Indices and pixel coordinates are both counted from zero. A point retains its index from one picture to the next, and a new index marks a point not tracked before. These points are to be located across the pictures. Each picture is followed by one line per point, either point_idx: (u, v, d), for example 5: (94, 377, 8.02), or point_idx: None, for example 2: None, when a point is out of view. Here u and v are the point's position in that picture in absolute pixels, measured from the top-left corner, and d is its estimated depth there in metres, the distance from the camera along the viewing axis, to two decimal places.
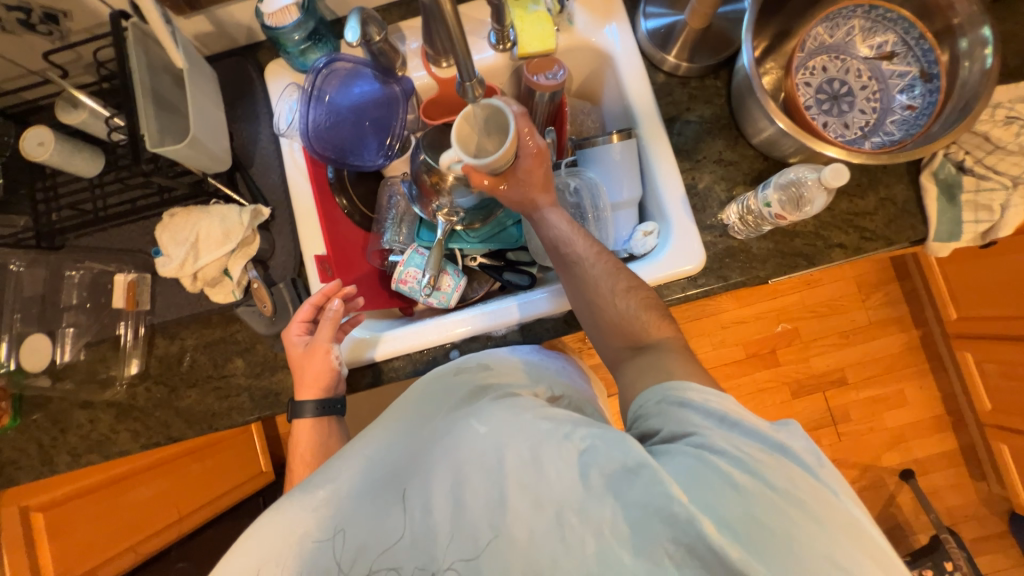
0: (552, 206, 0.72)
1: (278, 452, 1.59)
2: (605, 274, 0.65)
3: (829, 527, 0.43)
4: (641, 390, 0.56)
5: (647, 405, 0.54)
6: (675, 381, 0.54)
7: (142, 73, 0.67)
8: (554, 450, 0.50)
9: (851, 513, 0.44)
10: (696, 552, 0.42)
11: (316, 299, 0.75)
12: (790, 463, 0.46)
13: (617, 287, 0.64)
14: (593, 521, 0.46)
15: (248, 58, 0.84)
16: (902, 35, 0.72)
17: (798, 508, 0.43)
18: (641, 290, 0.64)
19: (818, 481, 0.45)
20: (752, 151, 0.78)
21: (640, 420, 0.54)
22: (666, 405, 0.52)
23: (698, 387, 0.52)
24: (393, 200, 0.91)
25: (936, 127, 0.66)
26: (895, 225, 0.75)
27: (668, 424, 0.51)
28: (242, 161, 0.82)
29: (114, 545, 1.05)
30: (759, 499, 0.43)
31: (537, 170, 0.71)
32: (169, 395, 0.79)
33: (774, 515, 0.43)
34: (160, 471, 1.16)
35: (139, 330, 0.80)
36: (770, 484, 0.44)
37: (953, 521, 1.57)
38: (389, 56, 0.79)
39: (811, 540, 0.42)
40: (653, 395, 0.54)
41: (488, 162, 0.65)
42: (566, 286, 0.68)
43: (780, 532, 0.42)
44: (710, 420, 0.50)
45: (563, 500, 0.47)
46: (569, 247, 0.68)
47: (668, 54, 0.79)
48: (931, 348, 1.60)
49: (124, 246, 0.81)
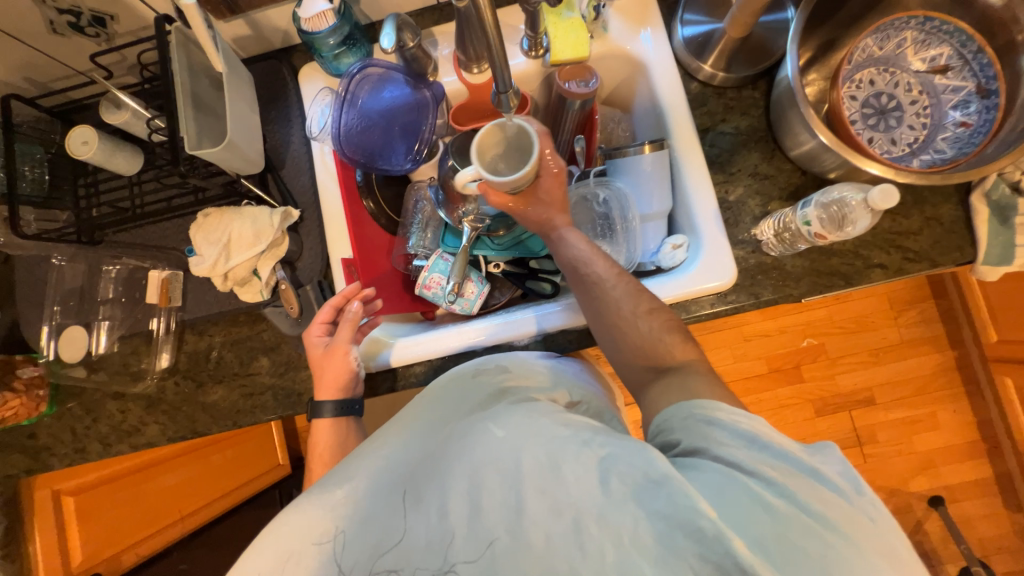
0: (570, 227, 0.71)
1: (295, 445, 1.61)
2: (626, 296, 0.63)
3: (865, 554, 0.40)
4: (666, 406, 0.54)
5: (672, 420, 0.52)
6: (702, 399, 0.52)
7: (183, 76, 0.69)
8: (571, 456, 0.48)
9: (887, 541, 0.42)
10: (723, 568, 0.40)
11: (337, 301, 0.76)
12: (821, 487, 0.43)
13: (638, 309, 0.62)
14: (613, 529, 0.44)
15: (283, 61, 0.85)
16: (958, 47, 0.68)
17: (832, 531, 0.41)
18: (663, 312, 0.62)
19: (853, 506, 0.43)
20: (789, 164, 0.75)
21: (662, 434, 0.52)
22: (692, 421, 0.50)
23: (728, 408, 0.50)
24: (419, 204, 0.91)
25: (992, 148, 0.63)
26: (940, 246, 0.71)
27: (691, 438, 0.49)
28: (274, 163, 0.84)
29: (138, 531, 1.11)
30: (792, 521, 0.41)
31: (556, 190, 0.72)
32: (196, 390, 0.81)
33: (808, 537, 0.40)
34: (183, 460, 1.18)
35: (170, 325, 0.82)
36: (802, 506, 0.42)
37: (985, 553, 1.50)
38: (422, 61, 0.79)
39: (847, 565, 0.40)
40: (679, 411, 0.52)
41: (509, 180, 0.64)
42: (584, 306, 0.66)
43: (814, 554, 0.40)
44: (736, 440, 0.47)
45: (581, 505, 0.45)
46: (588, 268, 0.66)
47: (704, 63, 0.77)
48: (967, 371, 1.53)
49: (159, 243, 0.83)
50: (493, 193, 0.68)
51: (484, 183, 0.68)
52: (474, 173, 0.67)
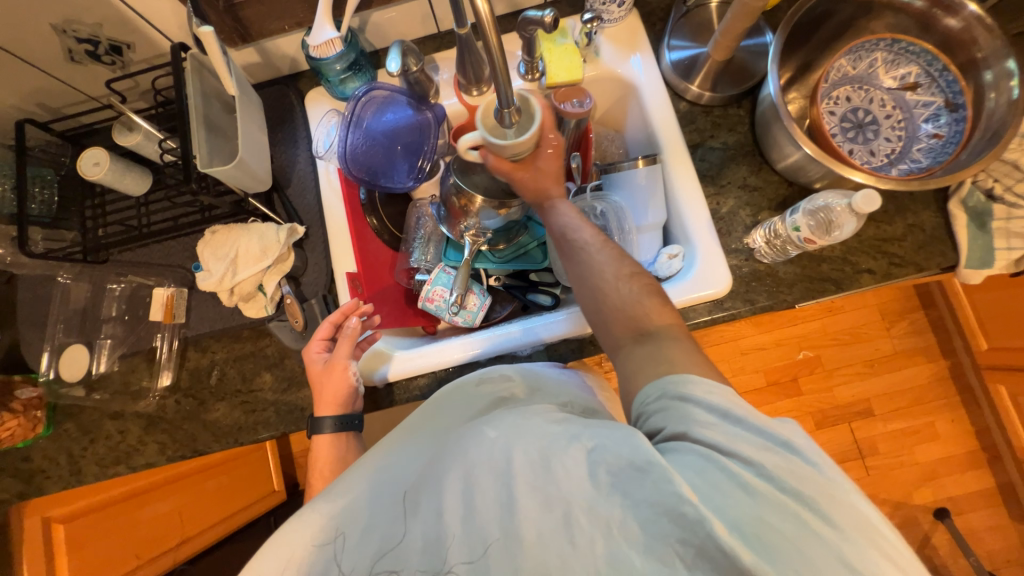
0: (563, 199, 0.73)
1: (291, 471, 1.58)
2: (609, 261, 0.65)
3: (841, 528, 0.41)
4: (643, 385, 0.54)
5: (649, 402, 0.52)
6: (676, 374, 0.52)
7: (196, 99, 0.71)
8: (561, 451, 0.48)
9: (862, 513, 0.42)
10: (705, 551, 0.40)
11: (336, 318, 0.76)
12: (797, 461, 0.44)
13: (621, 272, 0.63)
14: (602, 521, 0.44)
15: (290, 86, 0.89)
16: (925, 66, 0.74)
17: (808, 508, 0.42)
18: (644, 277, 0.63)
19: (827, 479, 0.43)
20: (776, 176, 0.79)
21: (642, 418, 0.52)
22: (667, 400, 0.50)
23: (699, 380, 0.50)
24: (421, 221, 0.93)
25: (964, 156, 0.67)
26: (924, 251, 0.74)
27: (671, 421, 0.48)
28: (280, 182, 0.86)
29: (129, 561, 1.04)
30: (769, 501, 0.42)
31: (553, 162, 0.73)
32: (197, 407, 0.81)
33: (783, 516, 0.41)
34: (174, 487, 1.15)
35: (173, 343, 0.82)
36: (779, 484, 0.43)
37: (995, 566, 1.48)
38: (424, 85, 0.84)
39: (821, 540, 0.40)
40: (654, 390, 0.52)
41: (513, 144, 0.64)
42: (569, 274, 0.68)
43: (791, 533, 0.41)
44: (711, 416, 0.48)
45: (572, 498, 0.45)
46: (575, 234, 0.69)
47: (691, 84, 0.81)
48: (961, 379, 1.55)
49: (165, 261, 0.84)
50: (492, 158, 0.69)
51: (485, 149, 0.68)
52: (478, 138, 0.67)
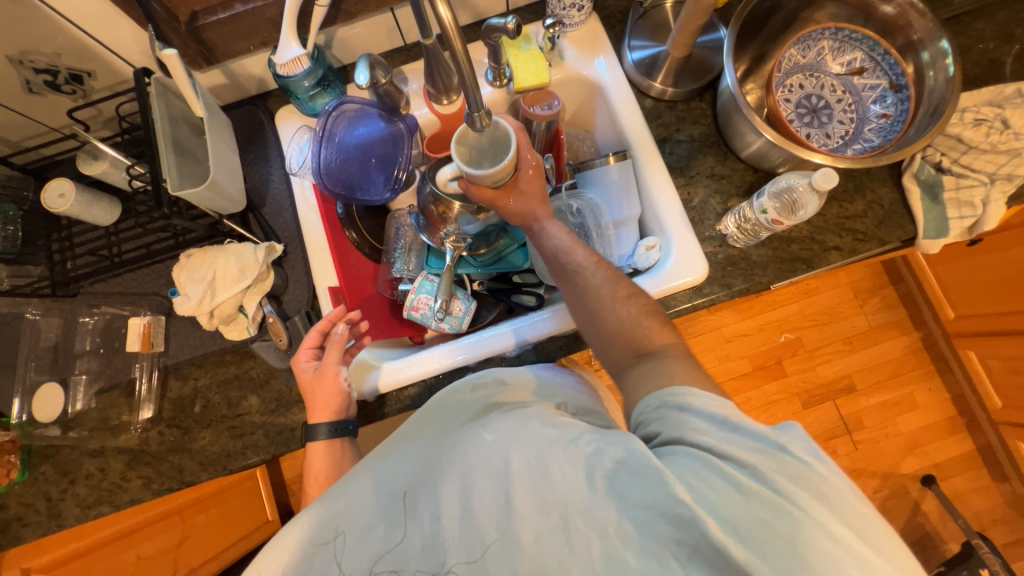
0: (551, 219, 0.74)
1: (284, 499, 1.53)
2: (606, 282, 0.65)
3: (835, 530, 0.40)
4: (641, 397, 0.55)
5: (647, 412, 0.53)
6: (672, 387, 0.53)
7: (163, 121, 0.71)
8: (559, 454, 0.48)
9: (854, 507, 0.43)
10: (700, 551, 0.40)
11: (322, 325, 0.76)
12: (789, 464, 0.44)
13: (617, 294, 0.64)
14: (598, 523, 0.44)
15: (259, 106, 0.89)
16: (869, 51, 0.78)
17: (802, 509, 0.41)
18: (641, 297, 0.64)
19: (820, 482, 0.44)
20: (742, 164, 0.82)
21: (640, 427, 0.53)
22: (666, 410, 0.51)
23: (698, 392, 0.51)
24: (401, 231, 0.94)
25: (912, 132, 0.71)
26: (885, 226, 0.78)
27: (668, 427, 0.49)
28: (255, 202, 0.85)
29: None
30: (762, 500, 0.42)
31: (535, 182, 0.75)
32: (182, 437, 0.78)
33: (776, 515, 0.41)
34: (165, 524, 1.11)
35: (152, 374, 0.80)
36: (771, 485, 0.42)
37: (983, 526, 1.53)
38: (393, 96, 0.84)
39: (817, 540, 0.40)
40: (653, 401, 0.53)
41: (487, 172, 0.66)
42: (564, 296, 0.68)
43: (784, 531, 0.40)
44: (709, 424, 0.48)
45: (569, 501, 0.45)
46: (568, 257, 0.69)
47: (654, 81, 0.84)
48: (933, 348, 1.61)
49: (139, 290, 0.82)
50: (474, 188, 0.71)
51: (464, 180, 0.70)
52: (456, 171, 0.72)
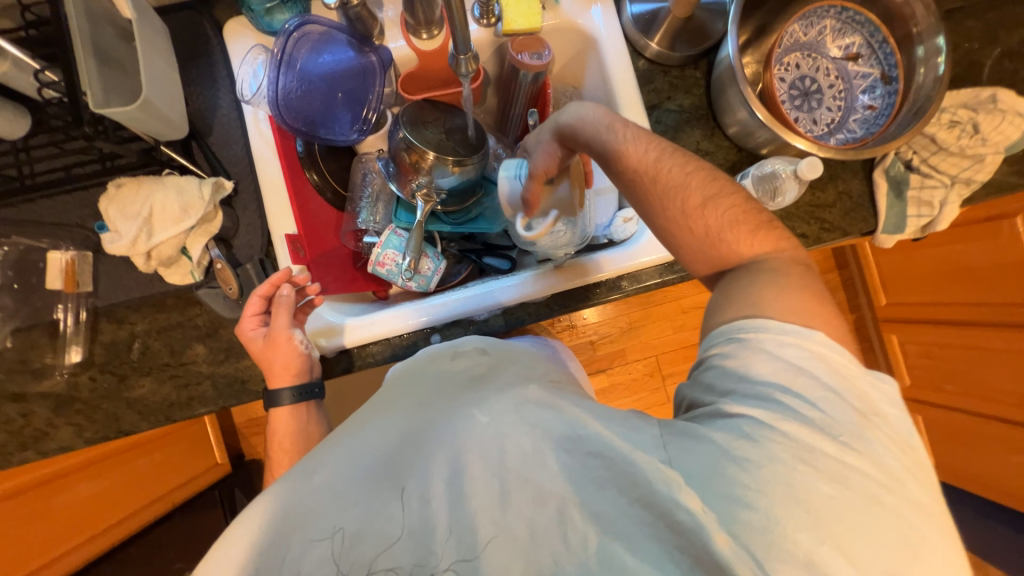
0: (575, 108, 0.66)
1: (233, 443, 1.51)
2: (678, 183, 0.59)
3: (863, 543, 0.40)
4: (716, 322, 0.55)
5: (714, 347, 0.53)
6: (746, 317, 0.52)
7: (80, 21, 0.59)
8: (556, 441, 0.48)
9: (907, 532, 0.41)
10: (702, 563, 0.41)
11: (264, 290, 0.70)
12: (838, 462, 0.43)
13: (687, 204, 0.58)
14: (595, 517, 0.44)
15: (204, 14, 0.76)
16: (867, 38, 0.77)
17: (832, 519, 0.41)
18: (725, 198, 0.59)
19: (871, 499, 0.42)
20: (727, 141, 0.81)
21: (703, 366, 0.53)
22: (733, 347, 0.51)
23: (775, 333, 0.50)
24: (368, 177, 0.87)
25: (894, 128, 0.72)
26: (850, 217, 0.81)
27: (726, 381, 0.50)
28: (199, 129, 0.76)
29: (71, 539, 0.96)
30: (794, 494, 0.42)
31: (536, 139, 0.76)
32: (118, 384, 0.72)
33: (801, 515, 0.41)
34: (104, 467, 1.06)
35: (80, 314, 0.72)
36: (805, 488, 0.42)
37: None
38: (367, 23, 0.73)
39: (839, 551, 0.40)
40: (720, 338, 0.53)
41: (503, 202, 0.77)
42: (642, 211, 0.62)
43: (807, 543, 0.40)
44: (774, 391, 0.47)
45: (567, 495, 0.45)
46: (619, 160, 0.61)
47: (651, 41, 0.79)
48: (863, 331, 1.76)
49: (59, 220, 0.72)
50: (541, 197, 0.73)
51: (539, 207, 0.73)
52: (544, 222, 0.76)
